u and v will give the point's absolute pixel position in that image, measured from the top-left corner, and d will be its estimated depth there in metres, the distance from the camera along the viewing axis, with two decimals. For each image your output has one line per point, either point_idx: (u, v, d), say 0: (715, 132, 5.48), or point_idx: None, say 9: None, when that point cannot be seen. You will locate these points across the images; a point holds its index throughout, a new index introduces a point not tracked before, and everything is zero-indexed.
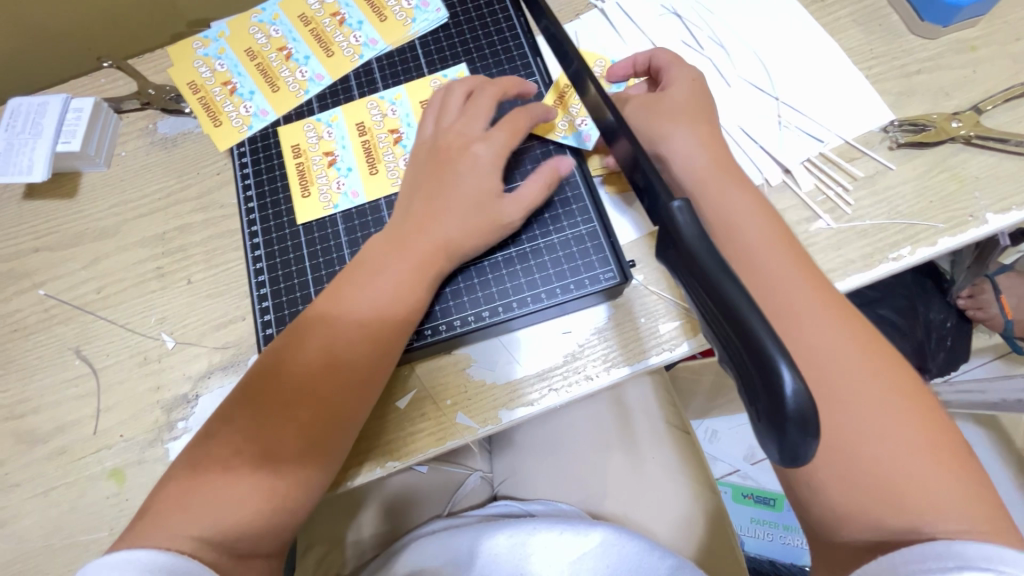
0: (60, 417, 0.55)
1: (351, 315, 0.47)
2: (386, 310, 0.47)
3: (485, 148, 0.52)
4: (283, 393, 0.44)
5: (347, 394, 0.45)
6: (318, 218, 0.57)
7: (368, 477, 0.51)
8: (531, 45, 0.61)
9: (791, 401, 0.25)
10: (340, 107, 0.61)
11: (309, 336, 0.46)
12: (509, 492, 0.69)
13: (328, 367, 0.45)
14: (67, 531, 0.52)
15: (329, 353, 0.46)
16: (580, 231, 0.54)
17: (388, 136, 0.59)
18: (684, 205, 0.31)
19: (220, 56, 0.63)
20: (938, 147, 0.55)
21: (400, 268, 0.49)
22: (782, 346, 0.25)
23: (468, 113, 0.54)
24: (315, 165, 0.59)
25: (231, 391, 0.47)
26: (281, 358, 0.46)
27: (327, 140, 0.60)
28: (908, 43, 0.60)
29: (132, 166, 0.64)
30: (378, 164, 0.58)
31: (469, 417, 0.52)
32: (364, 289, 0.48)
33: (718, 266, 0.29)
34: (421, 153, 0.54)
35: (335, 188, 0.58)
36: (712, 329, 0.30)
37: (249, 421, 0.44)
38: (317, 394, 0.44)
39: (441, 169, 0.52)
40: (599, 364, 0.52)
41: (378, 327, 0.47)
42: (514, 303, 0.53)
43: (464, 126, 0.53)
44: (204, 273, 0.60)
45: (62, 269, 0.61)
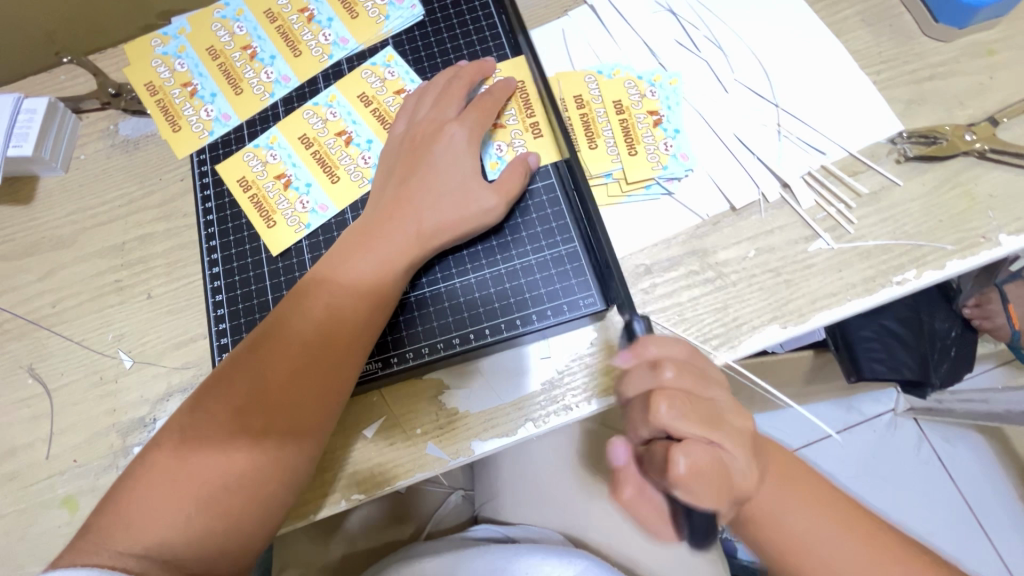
0: (12, 440, 0.52)
1: (311, 340, 0.43)
2: (352, 333, 0.44)
3: (459, 128, 0.50)
4: (237, 411, 0.42)
5: (304, 420, 0.42)
6: (294, 244, 0.53)
7: (330, 510, 0.48)
8: (512, 44, 0.57)
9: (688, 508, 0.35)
10: (278, 125, 0.57)
11: (263, 359, 0.43)
12: (488, 515, 0.66)
13: (284, 389, 0.42)
14: (17, 561, 0.49)
15: (289, 370, 0.43)
16: (558, 251, 0.50)
17: (336, 140, 0.55)
18: (641, 321, 0.42)
19: (179, 55, 0.59)
20: (951, 161, 0.51)
21: (368, 299, 0.45)
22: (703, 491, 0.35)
23: (442, 102, 0.52)
24: (270, 192, 0.55)
25: (177, 413, 0.43)
26: (237, 373, 0.43)
27: (274, 162, 0.56)
28: (920, 45, 0.56)
29: (91, 171, 0.60)
30: (336, 171, 0.55)
31: (440, 448, 0.48)
32: (321, 311, 0.44)
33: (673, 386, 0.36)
34: (390, 151, 0.52)
35: (300, 209, 0.54)
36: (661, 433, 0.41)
37: (196, 440, 0.41)
38: (272, 417, 0.42)
39: (420, 165, 0.49)
40: (577, 394, 0.48)
41: (342, 349, 0.44)
42: (486, 329, 0.49)
43: (437, 114, 0.51)
44: (165, 286, 0.56)
45: (16, 281, 0.58)
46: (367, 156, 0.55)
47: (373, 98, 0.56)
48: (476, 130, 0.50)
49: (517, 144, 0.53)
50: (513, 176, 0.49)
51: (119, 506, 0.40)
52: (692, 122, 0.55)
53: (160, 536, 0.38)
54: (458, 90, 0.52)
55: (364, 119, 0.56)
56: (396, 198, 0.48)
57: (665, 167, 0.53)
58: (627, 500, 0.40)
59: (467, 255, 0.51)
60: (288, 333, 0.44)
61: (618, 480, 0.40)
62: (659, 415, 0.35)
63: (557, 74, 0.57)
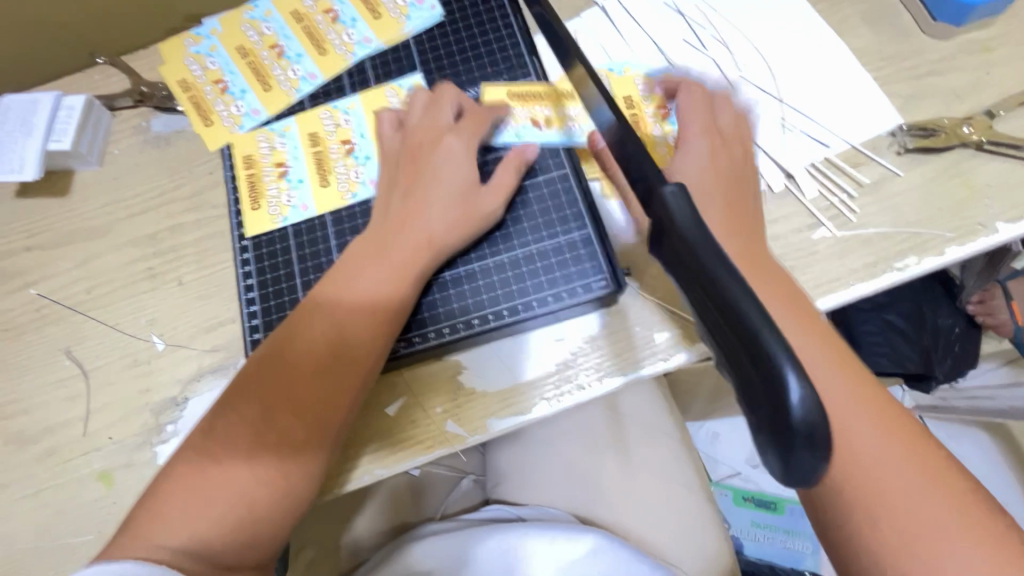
0: (50, 418, 0.55)
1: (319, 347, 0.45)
2: (359, 343, 0.46)
3: (456, 139, 0.52)
4: (255, 422, 0.44)
5: (318, 429, 0.44)
6: (269, 231, 0.57)
7: (354, 484, 0.50)
8: (527, 43, 0.59)
9: (798, 407, 0.22)
10: (295, 116, 0.60)
11: (277, 368, 0.45)
12: (502, 498, 0.68)
13: (299, 401, 0.44)
14: (55, 533, 0.52)
15: (301, 382, 0.44)
16: (573, 237, 0.53)
17: (340, 147, 0.58)
18: (677, 190, 0.28)
19: (211, 54, 0.62)
20: (948, 152, 0.54)
21: (373, 308, 0.47)
22: (785, 343, 0.23)
23: (434, 110, 0.54)
24: (266, 176, 0.58)
25: (202, 422, 0.46)
26: (254, 385, 0.45)
27: (281, 150, 0.59)
28: (919, 43, 0.58)
29: (125, 164, 0.63)
30: (328, 176, 0.58)
31: (459, 425, 0.51)
32: (330, 316, 0.46)
33: (710, 252, 0.26)
34: (388, 160, 0.54)
35: (285, 200, 0.57)
36: (707, 332, 0.27)
37: (222, 448, 0.43)
38: (288, 428, 0.44)
39: (421, 172, 0.51)
40: (592, 372, 0.51)
41: (351, 359, 0.45)
42: (505, 311, 0.52)
43: (432, 120, 0.54)
44: (195, 274, 0.59)
45: (54, 269, 0.60)
46: (359, 170, 0.57)
47: (384, 117, 0.59)
48: (472, 140, 0.52)
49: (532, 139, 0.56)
50: (505, 174, 0.52)
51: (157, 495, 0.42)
52: None
53: (212, 512, 0.41)
54: (448, 100, 0.55)
55: (367, 132, 0.58)
56: (405, 205, 0.50)
57: None
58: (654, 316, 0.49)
59: (484, 241, 0.53)
60: (299, 347, 0.46)
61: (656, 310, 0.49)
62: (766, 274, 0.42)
63: (558, 78, 0.59)
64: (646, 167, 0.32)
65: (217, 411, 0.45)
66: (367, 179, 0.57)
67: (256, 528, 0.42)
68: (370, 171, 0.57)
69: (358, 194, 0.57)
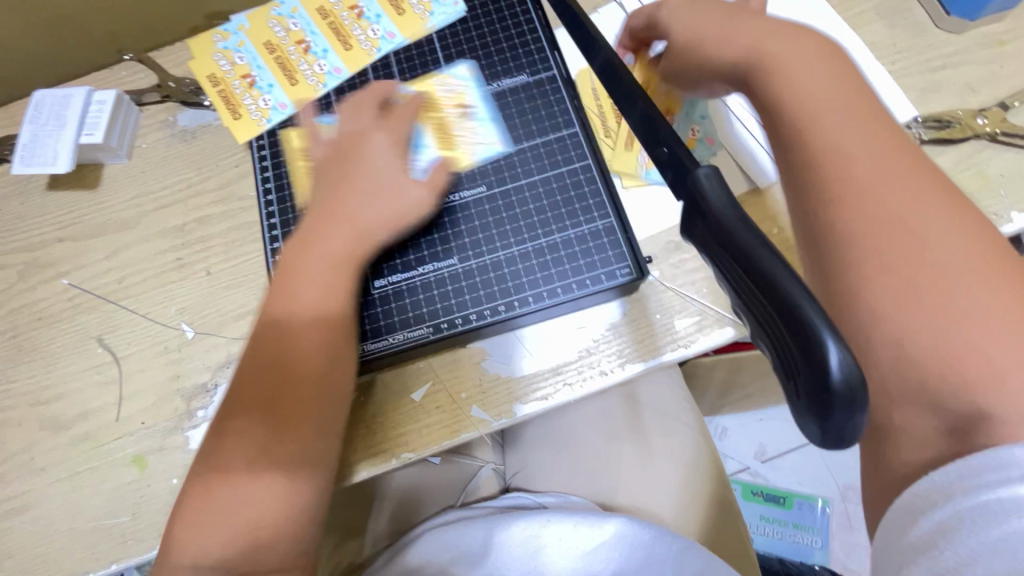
0: (84, 403, 0.57)
1: (290, 343, 0.47)
2: (310, 363, 0.46)
3: (381, 135, 0.54)
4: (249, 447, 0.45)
5: (313, 438, 0.45)
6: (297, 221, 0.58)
7: (383, 467, 0.51)
8: (549, 38, 0.60)
9: (838, 375, 0.23)
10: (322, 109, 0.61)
11: (259, 361, 0.47)
12: (520, 485, 0.69)
13: (275, 403, 0.45)
14: (90, 514, 0.53)
15: (275, 408, 0.45)
16: (595, 226, 0.54)
17: None
18: (711, 172, 0.30)
19: (238, 49, 0.64)
20: (962, 144, 0.55)
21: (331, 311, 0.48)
22: (827, 316, 0.24)
23: (356, 115, 0.56)
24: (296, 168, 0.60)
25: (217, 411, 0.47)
26: (235, 415, 0.46)
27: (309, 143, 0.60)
28: (933, 37, 0.59)
29: (153, 158, 0.65)
30: None
31: (484, 410, 0.52)
32: (299, 309, 0.48)
33: (746, 231, 0.28)
34: (321, 168, 0.55)
35: None
36: (744, 309, 0.29)
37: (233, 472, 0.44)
38: (284, 444, 0.45)
39: (352, 170, 0.53)
40: (614, 359, 0.52)
41: (307, 360, 0.46)
42: (529, 299, 0.53)
43: (359, 124, 0.55)
44: (223, 264, 0.60)
45: (86, 259, 0.62)
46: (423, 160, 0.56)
47: (437, 107, 0.59)
48: (399, 136, 0.54)
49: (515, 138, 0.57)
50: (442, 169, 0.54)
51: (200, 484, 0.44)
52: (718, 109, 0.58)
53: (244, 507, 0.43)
54: (368, 104, 0.56)
55: (421, 125, 0.58)
56: (327, 204, 0.51)
57: (693, 150, 0.57)
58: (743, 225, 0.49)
59: (498, 232, 0.55)
60: (259, 379, 0.46)
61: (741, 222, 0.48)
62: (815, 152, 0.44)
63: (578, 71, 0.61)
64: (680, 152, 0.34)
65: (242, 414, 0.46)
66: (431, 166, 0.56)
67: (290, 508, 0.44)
68: (427, 159, 0.56)
69: (487, 155, 0.57)
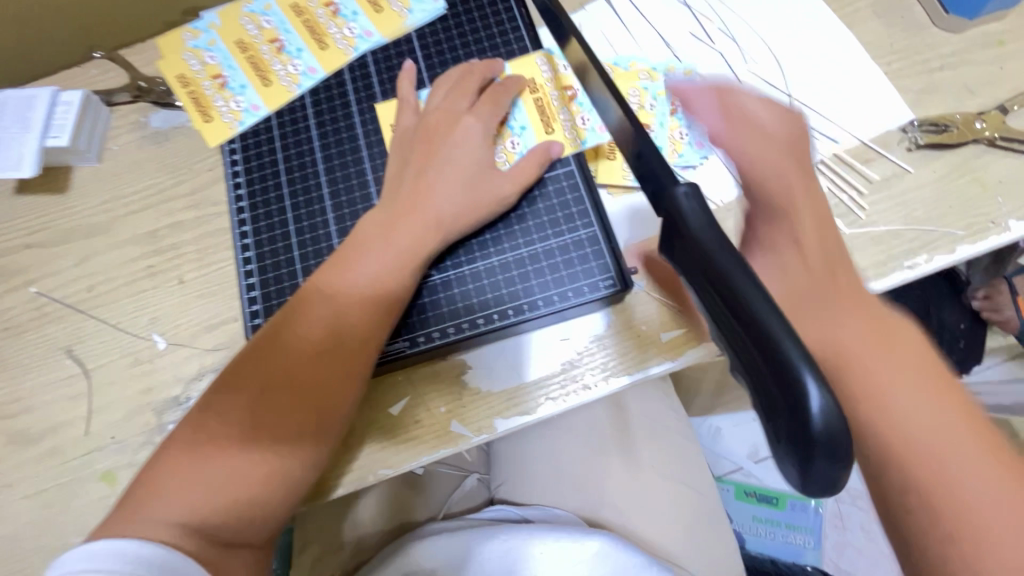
0: (52, 417, 0.55)
1: (337, 322, 0.46)
2: (343, 349, 0.45)
3: (475, 121, 0.52)
4: (250, 407, 0.43)
5: (302, 429, 0.43)
6: (269, 229, 0.56)
7: (358, 484, 0.50)
8: (531, 37, 0.58)
9: (817, 417, 0.21)
10: (296, 113, 0.59)
11: (303, 329, 0.45)
12: (505, 496, 0.68)
13: (305, 386, 0.44)
14: (58, 533, 0.51)
15: (290, 378, 0.44)
16: (579, 236, 0.52)
17: (347, 145, 0.58)
18: (691, 191, 0.28)
19: (209, 49, 0.61)
20: (960, 148, 0.53)
21: (371, 302, 0.46)
22: (807, 354, 0.22)
23: (453, 95, 0.54)
24: (269, 174, 0.58)
25: (224, 369, 0.46)
26: (255, 363, 0.45)
27: (283, 147, 0.58)
28: (932, 36, 0.57)
29: (124, 161, 0.63)
30: (335, 174, 0.57)
31: (464, 425, 0.50)
32: (349, 284, 0.47)
33: (726, 253, 0.26)
34: (401, 140, 0.54)
35: (289, 197, 0.57)
36: (720, 336, 0.27)
37: (214, 440, 0.42)
38: (278, 417, 0.43)
39: (436, 155, 0.51)
40: (598, 373, 0.50)
41: (345, 350, 0.45)
42: (509, 311, 0.51)
43: (452, 106, 0.53)
44: (197, 272, 0.58)
45: (55, 267, 0.60)
46: (517, 140, 0.54)
47: (539, 87, 0.55)
48: (490, 124, 0.53)
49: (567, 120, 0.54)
50: (528, 166, 0.51)
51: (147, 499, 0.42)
52: None
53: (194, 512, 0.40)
54: (473, 80, 0.54)
55: (522, 102, 0.55)
56: (412, 192, 0.50)
57: (680, 155, 0.55)
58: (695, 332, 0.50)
59: (478, 240, 0.52)
60: (294, 341, 0.45)
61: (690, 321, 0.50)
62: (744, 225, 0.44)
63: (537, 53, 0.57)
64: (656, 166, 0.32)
65: (207, 426, 0.43)
66: (524, 150, 0.54)
67: (258, 524, 0.42)
68: (526, 142, 0.54)
69: (587, 141, 0.54)
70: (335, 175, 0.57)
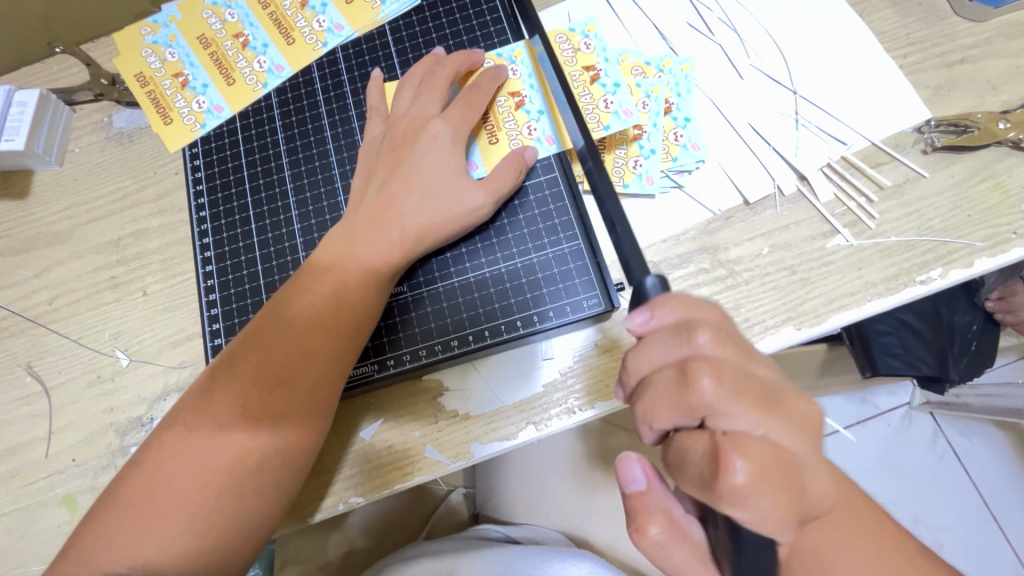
0: (11, 438, 0.52)
1: (292, 352, 0.42)
2: (303, 380, 0.42)
3: (443, 127, 0.47)
4: (232, 403, 0.41)
5: (264, 463, 0.41)
6: (233, 241, 0.53)
7: (328, 513, 0.47)
8: (514, 29, 0.54)
9: None
10: (261, 114, 0.56)
11: (255, 361, 0.42)
12: (491, 513, 0.68)
13: (268, 422, 0.41)
14: (17, 560, 0.49)
15: (278, 378, 0.41)
16: (561, 249, 0.48)
17: (316, 149, 0.54)
18: (657, 281, 0.34)
19: (169, 44, 0.58)
20: (981, 151, 0.48)
21: (332, 328, 0.43)
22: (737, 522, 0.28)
23: (423, 96, 0.49)
24: (235, 182, 0.55)
25: (189, 391, 0.44)
26: (246, 356, 0.42)
27: (248, 152, 0.55)
28: (952, 26, 0.52)
29: (86, 164, 0.59)
30: (303, 181, 0.53)
31: (439, 451, 0.47)
32: (304, 312, 0.43)
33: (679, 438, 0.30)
34: (370, 150, 0.50)
35: (254, 207, 0.54)
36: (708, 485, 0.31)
37: (191, 453, 0.40)
38: (264, 419, 0.41)
39: (400, 164, 0.47)
40: (581, 397, 0.47)
41: (330, 356, 0.42)
42: (486, 332, 0.47)
43: (417, 109, 0.49)
44: (161, 284, 0.55)
45: (13, 277, 0.57)
46: (534, 126, 0.50)
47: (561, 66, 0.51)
48: (461, 128, 0.48)
49: (589, 104, 0.49)
50: (504, 175, 0.47)
51: (94, 540, 0.39)
52: (704, 110, 0.52)
53: (150, 554, 0.38)
54: (440, 77, 0.50)
55: (538, 86, 0.50)
56: (376, 205, 0.46)
57: (674, 158, 0.50)
58: (653, 540, 0.32)
59: (454, 256, 0.49)
60: (251, 375, 0.42)
61: (637, 512, 0.33)
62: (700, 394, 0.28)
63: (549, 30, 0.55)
64: (626, 250, 0.37)
65: (169, 456, 0.40)
66: (543, 137, 0.50)
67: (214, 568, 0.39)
68: (545, 128, 0.50)
69: (611, 125, 0.49)
70: (302, 183, 0.53)
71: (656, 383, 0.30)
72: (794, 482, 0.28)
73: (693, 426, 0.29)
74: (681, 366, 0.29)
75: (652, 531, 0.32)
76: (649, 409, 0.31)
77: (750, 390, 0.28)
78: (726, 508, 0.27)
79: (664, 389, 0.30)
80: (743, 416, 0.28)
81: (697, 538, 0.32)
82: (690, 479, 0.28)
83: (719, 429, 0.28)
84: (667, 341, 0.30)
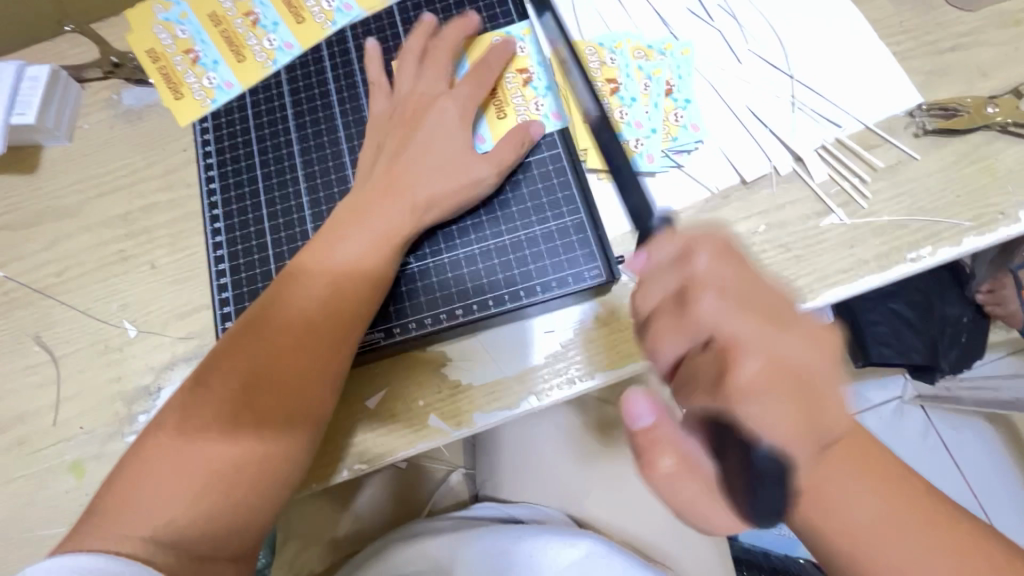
0: (19, 406, 0.53)
1: (305, 317, 0.43)
2: (314, 345, 0.43)
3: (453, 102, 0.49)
4: (243, 366, 0.42)
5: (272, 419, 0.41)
6: (243, 214, 0.54)
7: (332, 479, 0.48)
8: (519, 11, 0.55)
9: None
10: (270, 89, 0.57)
11: (267, 325, 0.43)
12: (489, 492, 0.69)
13: (280, 382, 0.42)
14: (24, 525, 0.50)
15: (291, 343, 0.43)
16: (564, 223, 0.50)
17: (324, 123, 0.55)
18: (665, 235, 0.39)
19: (181, 22, 0.59)
20: (970, 134, 0.50)
21: (344, 295, 0.44)
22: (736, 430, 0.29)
23: (436, 73, 0.51)
24: (245, 156, 0.56)
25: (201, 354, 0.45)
26: (259, 322, 0.43)
27: (258, 127, 0.56)
28: (944, 14, 0.53)
29: (95, 140, 0.60)
30: (311, 156, 0.55)
31: (442, 419, 0.48)
32: (315, 280, 0.45)
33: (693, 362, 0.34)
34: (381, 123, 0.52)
35: (263, 181, 0.55)
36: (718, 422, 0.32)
37: (194, 426, 0.41)
38: (268, 394, 0.42)
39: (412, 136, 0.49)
40: (581, 368, 0.48)
41: (340, 324, 0.44)
42: (490, 301, 0.49)
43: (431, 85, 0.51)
44: (169, 257, 0.56)
45: (22, 250, 0.57)
46: (541, 102, 0.52)
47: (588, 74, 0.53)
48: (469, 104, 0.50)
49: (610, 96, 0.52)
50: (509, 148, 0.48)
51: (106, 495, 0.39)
52: (704, 93, 0.53)
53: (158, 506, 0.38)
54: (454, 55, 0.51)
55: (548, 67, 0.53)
56: (390, 175, 0.47)
57: (675, 138, 0.52)
58: (665, 473, 0.31)
59: (458, 228, 0.50)
60: (262, 339, 0.43)
61: (645, 447, 0.32)
62: (704, 308, 0.32)
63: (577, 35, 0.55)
64: None
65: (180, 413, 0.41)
66: (549, 113, 0.52)
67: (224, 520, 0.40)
68: (551, 104, 0.52)
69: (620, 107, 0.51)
70: (311, 157, 0.55)
71: (663, 312, 0.34)
72: (806, 391, 0.30)
73: (700, 346, 0.33)
74: (684, 290, 0.34)
75: (662, 462, 0.31)
76: (658, 336, 0.34)
77: (750, 310, 0.32)
78: (733, 405, 0.30)
79: (671, 303, 0.34)
80: (748, 327, 0.32)
81: (711, 474, 0.30)
82: (702, 388, 0.32)
83: (722, 340, 0.32)
84: (675, 270, 0.35)
